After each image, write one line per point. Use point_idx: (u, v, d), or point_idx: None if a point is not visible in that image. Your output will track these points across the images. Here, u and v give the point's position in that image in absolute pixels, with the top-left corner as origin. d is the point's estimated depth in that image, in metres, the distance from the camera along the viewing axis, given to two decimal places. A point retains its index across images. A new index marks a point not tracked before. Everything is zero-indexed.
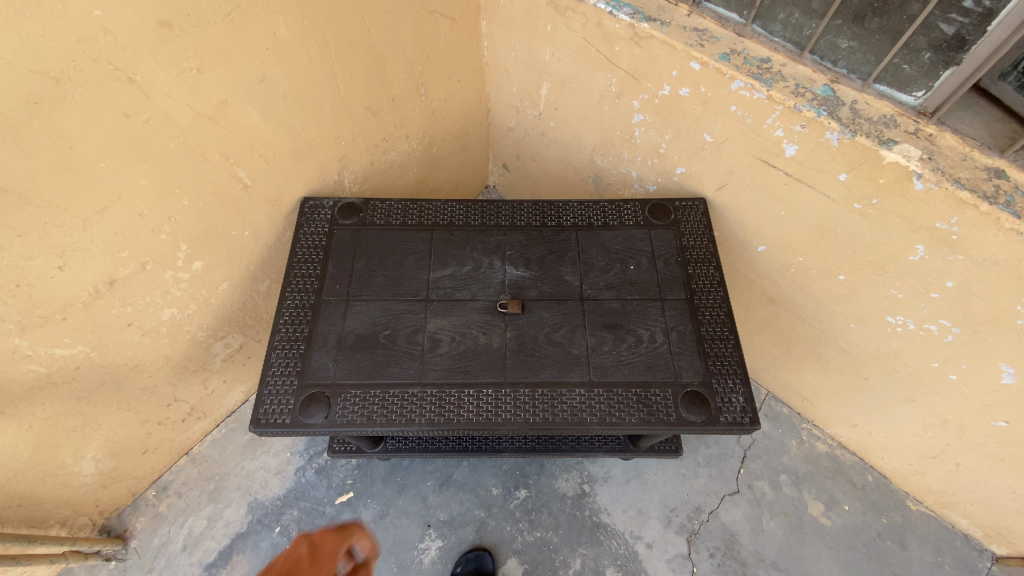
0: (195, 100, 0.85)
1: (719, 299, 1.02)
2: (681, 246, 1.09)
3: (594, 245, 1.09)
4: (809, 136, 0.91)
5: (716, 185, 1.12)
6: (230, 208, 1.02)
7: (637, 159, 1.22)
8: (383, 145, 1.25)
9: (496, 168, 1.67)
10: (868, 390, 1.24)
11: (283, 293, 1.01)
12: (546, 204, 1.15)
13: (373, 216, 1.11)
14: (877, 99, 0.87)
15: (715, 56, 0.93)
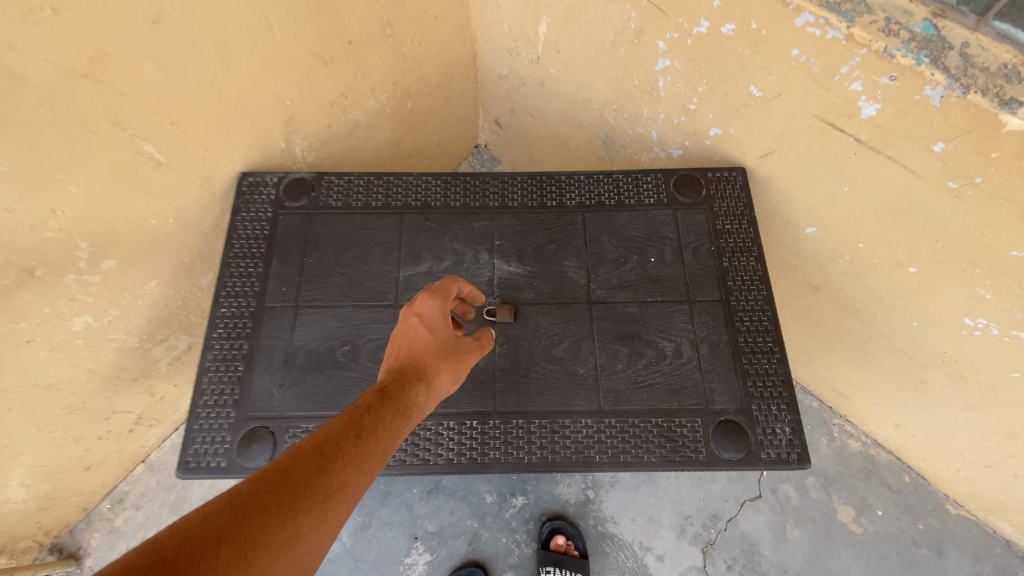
0: (60, 51, 0.62)
1: (761, 300, 0.82)
2: (714, 231, 0.87)
3: (604, 231, 0.88)
4: (898, 91, 0.68)
5: (759, 151, 0.90)
6: (139, 191, 0.80)
7: (659, 117, 0.98)
8: (343, 101, 1.00)
9: (487, 124, 1.42)
10: (923, 393, 1.06)
11: (216, 300, 0.81)
12: (546, 177, 0.92)
13: (328, 196, 0.89)
14: (997, 42, 0.62)
15: None
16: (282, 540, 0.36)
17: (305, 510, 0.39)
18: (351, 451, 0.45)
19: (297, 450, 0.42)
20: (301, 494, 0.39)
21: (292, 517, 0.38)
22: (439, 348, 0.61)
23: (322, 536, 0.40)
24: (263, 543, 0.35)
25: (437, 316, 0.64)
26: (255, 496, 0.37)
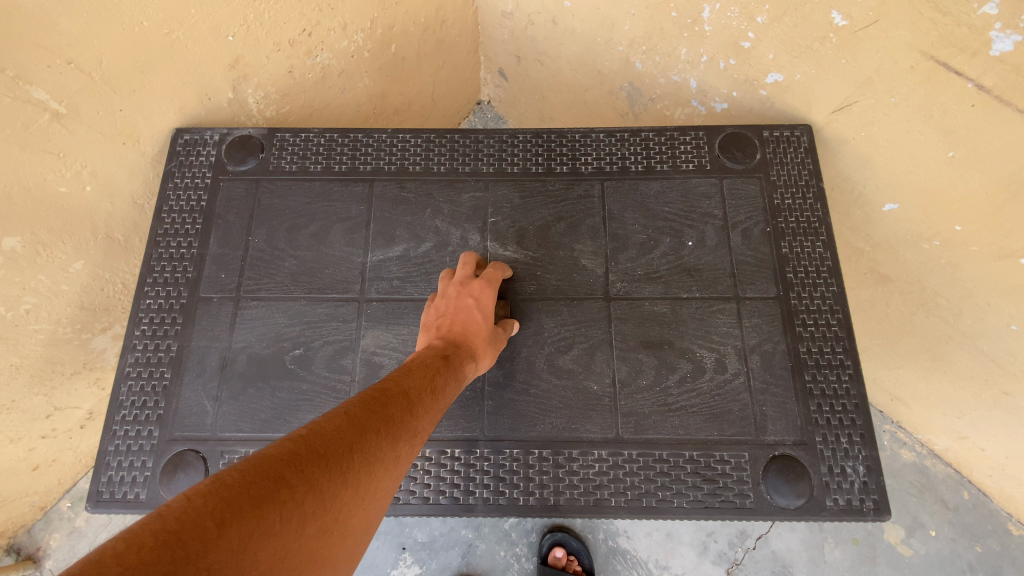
0: None
1: (830, 299, 0.64)
2: (770, 208, 0.68)
3: (627, 206, 0.70)
4: None
5: (834, 103, 0.70)
6: (40, 149, 0.64)
7: (702, 61, 0.78)
8: (306, 38, 0.79)
9: (491, 75, 1.20)
10: (1003, 407, 0.86)
11: (139, 289, 0.65)
12: (554, 136, 0.73)
13: (281, 158, 0.72)
14: None
15: None
16: (392, 464, 0.37)
17: (404, 445, 0.40)
18: (430, 401, 0.46)
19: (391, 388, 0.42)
20: (401, 430, 0.40)
21: (394, 443, 0.39)
22: (488, 329, 0.58)
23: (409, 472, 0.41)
24: (377, 461, 0.36)
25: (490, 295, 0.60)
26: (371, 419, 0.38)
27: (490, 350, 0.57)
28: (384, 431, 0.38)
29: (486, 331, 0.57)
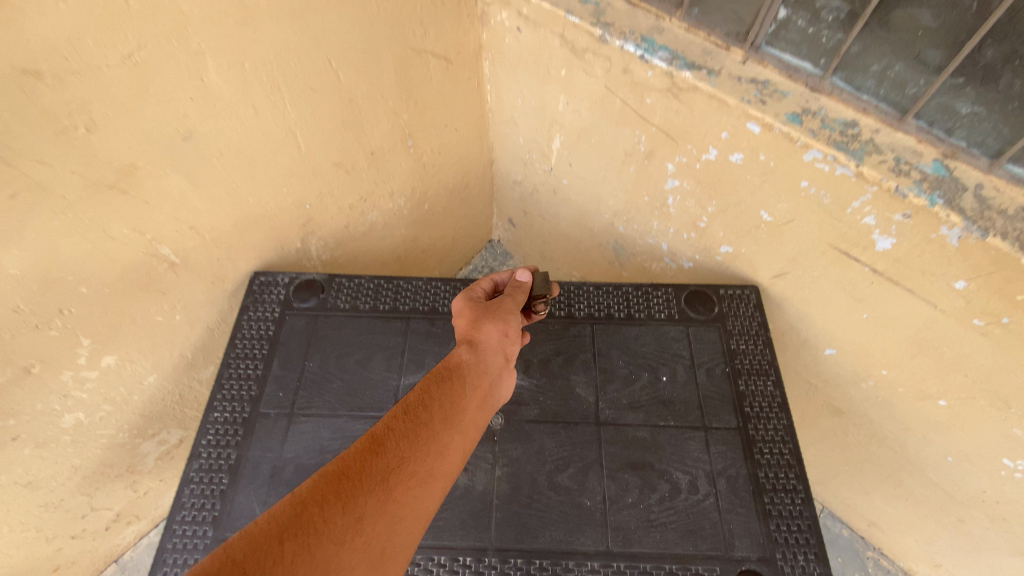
0: (87, 167, 0.64)
1: (781, 429, 0.78)
2: (728, 351, 0.85)
3: (614, 346, 0.86)
4: (912, 229, 0.67)
5: (772, 271, 0.89)
6: (150, 291, 0.81)
7: (670, 231, 0.99)
8: (360, 204, 1.02)
9: (501, 222, 1.44)
10: (964, 533, 0.95)
11: (210, 403, 0.79)
12: (555, 287, 0.92)
13: (337, 298, 0.90)
14: (1010, 185, 0.64)
15: (782, 117, 0.70)
16: (340, 534, 0.43)
17: (362, 501, 0.46)
18: (402, 440, 0.51)
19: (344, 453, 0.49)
20: (353, 493, 0.46)
21: (348, 507, 0.45)
22: (467, 317, 0.67)
23: (389, 520, 0.46)
24: (323, 533, 0.42)
25: (464, 305, 0.70)
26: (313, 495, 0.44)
27: (481, 322, 0.66)
28: (329, 501, 0.44)
29: (464, 320, 0.67)
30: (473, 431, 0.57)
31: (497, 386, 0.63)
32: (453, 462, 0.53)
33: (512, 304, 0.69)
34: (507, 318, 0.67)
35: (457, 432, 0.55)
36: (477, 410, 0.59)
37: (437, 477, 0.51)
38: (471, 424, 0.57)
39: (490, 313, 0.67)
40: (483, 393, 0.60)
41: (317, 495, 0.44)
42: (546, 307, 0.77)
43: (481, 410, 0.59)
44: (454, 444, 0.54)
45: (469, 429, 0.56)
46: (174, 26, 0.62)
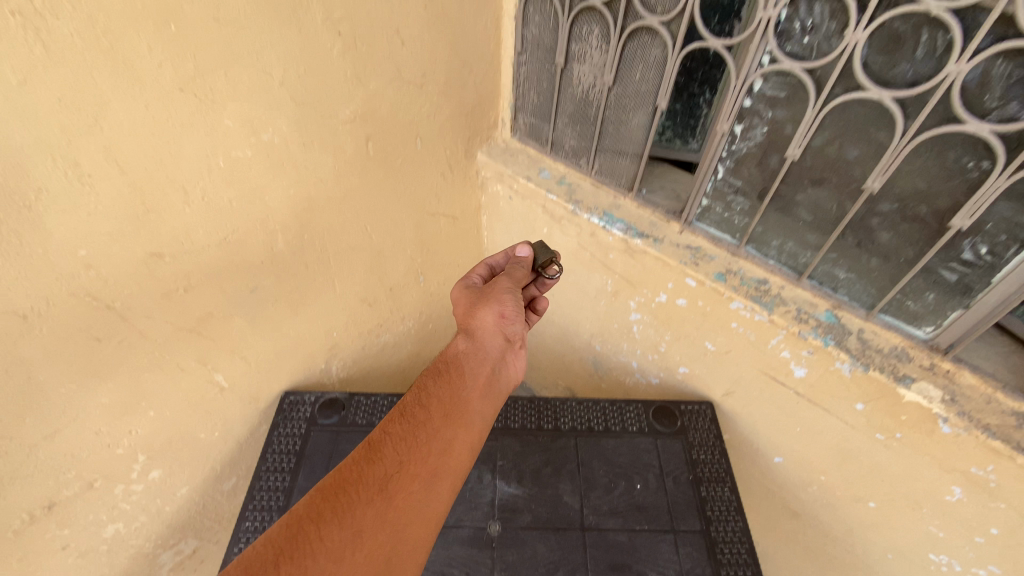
0: (178, 316, 0.82)
1: (739, 530, 0.91)
2: (691, 460, 1.00)
3: (595, 457, 1.00)
4: (818, 363, 0.87)
5: (722, 389, 1.07)
6: (201, 410, 0.95)
7: (637, 352, 1.20)
8: (376, 329, 1.22)
9: None
10: None
11: (243, 514, 0.91)
12: (543, 404, 1.08)
13: (356, 414, 1.05)
14: (883, 330, 0.84)
15: (710, 276, 0.94)
16: (333, 547, 0.49)
17: (357, 515, 0.52)
18: (395, 447, 0.58)
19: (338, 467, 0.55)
20: (347, 510, 0.52)
21: (343, 521, 0.51)
22: (465, 310, 0.76)
23: (388, 530, 0.52)
24: (317, 549, 0.49)
25: (465, 298, 0.79)
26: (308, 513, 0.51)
27: (476, 311, 0.74)
28: (324, 518, 0.50)
29: (463, 314, 0.76)
30: (474, 424, 0.63)
31: (501, 364, 0.72)
32: (456, 457, 0.60)
33: (505, 288, 0.77)
34: (501, 300, 0.75)
35: (457, 423, 0.62)
36: (481, 391, 0.67)
37: (439, 475, 0.58)
38: (469, 416, 0.63)
39: (482, 300, 0.76)
40: (484, 376, 0.68)
41: (313, 513, 0.51)
42: (561, 266, 0.85)
43: (484, 395, 0.66)
44: (452, 441, 0.61)
45: (467, 421, 0.63)
46: (260, 217, 0.84)
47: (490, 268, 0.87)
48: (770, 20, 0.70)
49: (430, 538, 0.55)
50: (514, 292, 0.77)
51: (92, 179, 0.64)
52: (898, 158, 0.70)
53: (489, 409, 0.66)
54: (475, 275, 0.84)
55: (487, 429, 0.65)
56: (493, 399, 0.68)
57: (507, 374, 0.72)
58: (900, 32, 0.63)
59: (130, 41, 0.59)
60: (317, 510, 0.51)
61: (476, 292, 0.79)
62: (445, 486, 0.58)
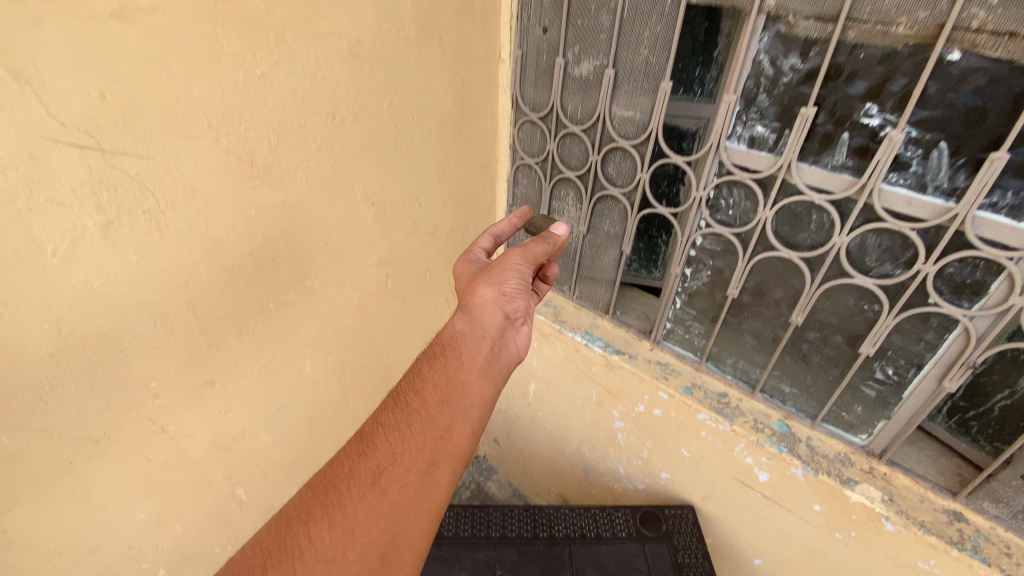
0: (216, 434, 0.94)
1: None
2: (677, 564, 1.07)
3: (588, 562, 1.08)
4: (777, 467, 1.01)
5: (700, 493, 1.18)
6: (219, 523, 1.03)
7: (622, 458, 1.32)
8: None
9: (486, 440, 1.80)
10: None
11: None
12: (537, 511, 1.18)
13: None
14: (828, 437, 0.98)
15: (679, 389, 1.11)
16: (327, 536, 0.59)
17: (351, 510, 0.61)
18: (387, 440, 0.68)
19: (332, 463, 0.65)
20: (343, 503, 0.62)
21: (336, 515, 0.60)
22: (466, 286, 0.87)
23: (382, 523, 0.62)
24: (312, 542, 0.58)
25: (470, 270, 0.90)
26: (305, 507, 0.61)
27: (478, 287, 0.85)
28: (313, 519, 0.60)
29: (467, 286, 0.87)
30: (468, 409, 0.74)
31: (501, 339, 0.84)
32: (451, 444, 0.70)
33: (508, 263, 0.86)
34: (501, 279, 0.85)
35: (449, 409, 0.72)
36: (478, 371, 0.78)
37: (434, 463, 0.68)
38: (460, 404, 0.74)
39: (482, 279, 0.86)
40: (481, 355, 0.80)
41: (309, 508, 0.61)
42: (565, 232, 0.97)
43: (479, 378, 0.78)
44: (446, 428, 0.71)
45: (461, 405, 0.74)
46: (296, 345, 1.01)
47: (494, 237, 0.95)
48: (702, 198, 0.94)
49: (427, 524, 0.65)
50: (520, 268, 0.86)
51: (171, 323, 0.79)
52: (812, 299, 0.89)
53: (486, 387, 0.78)
54: (479, 249, 0.94)
55: (482, 411, 0.76)
56: (491, 377, 0.79)
57: (506, 352, 0.84)
58: (797, 210, 0.85)
59: (221, 222, 0.79)
60: (311, 509, 0.61)
61: (479, 266, 0.90)
62: (440, 473, 0.68)
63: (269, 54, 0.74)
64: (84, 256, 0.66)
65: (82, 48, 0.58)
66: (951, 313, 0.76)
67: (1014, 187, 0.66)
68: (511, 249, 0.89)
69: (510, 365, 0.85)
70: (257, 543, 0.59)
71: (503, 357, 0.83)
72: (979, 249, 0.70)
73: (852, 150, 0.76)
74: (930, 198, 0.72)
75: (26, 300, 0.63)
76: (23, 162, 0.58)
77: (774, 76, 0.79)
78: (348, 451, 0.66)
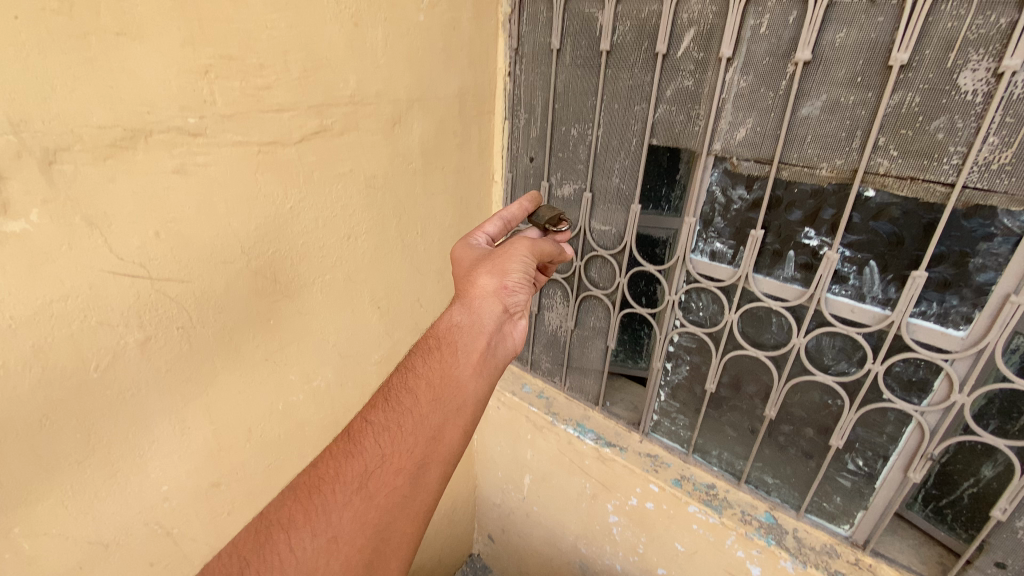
0: (217, 536, 0.96)
1: None
2: None
3: None
4: (767, 560, 1.03)
5: None
6: None
7: (619, 553, 1.32)
8: None
9: (481, 536, 1.78)
10: None
11: None
12: None
13: None
14: (813, 528, 1.02)
15: (669, 481, 1.15)
16: (308, 545, 0.58)
17: (336, 517, 0.60)
18: (376, 441, 0.66)
19: (316, 465, 0.63)
20: (327, 510, 0.60)
21: (318, 522, 0.59)
22: (467, 273, 0.84)
23: (369, 531, 0.61)
24: (292, 552, 0.57)
25: (472, 254, 0.88)
26: (286, 514, 0.59)
27: (479, 275, 0.83)
28: (296, 525, 0.58)
29: (468, 272, 0.84)
30: (461, 409, 0.73)
31: (498, 332, 0.82)
32: (442, 445, 0.69)
33: (512, 256, 0.84)
34: (504, 269, 0.83)
35: (441, 409, 0.71)
36: (473, 368, 0.76)
37: (424, 466, 0.67)
38: (454, 403, 0.72)
39: (483, 269, 0.83)
40: (477, 350, 0.77)
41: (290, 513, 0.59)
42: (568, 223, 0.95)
43: (474, 375, 0.76)
44: (437, 429, 0.69)
45: (455, 404, 0.72)
46: (299, 443, 1.06)
47: (504, 221, 0.95)
48: (675, 301, 1.06)
49: (413, 529, 0.66)
50: (523, 262, 0.85)
51: (189, 427, 0.85)
52: (781, 394, 0.97)
53: (481, 384, 0.76)
54: (480, 236, 0.92)
55: (475, 411, 0.75)
56: (486, 373, 0.78)
57: (503, 346, 0.82)
58: (760, 314, 0.96)
59: (244, 332, 0.88)
60: (293, 516, 0.59)
61: (483, 252, 0.87)
62: (429, 476, 0.67)
63: (298, 191, 0.87)
64: (122, 370, 0.73)
65: (146, 199, 0.69)
66: (904, 408, 0.84)
67: (936, 299, 0.77)
68: (517, 240, 0.88)
69: (506, 357, 0.84)
70: (234, 548, 0.57)
71: (500, 350, 0.82)
72: (917, 351, 0.80)
73: (798, 265, 0.88)
74: (870, 306, 0.83)
75: (66, 412, 0.69)
76: (83, 292, 0.67)
77: (725, 203, 0.93)
78: (335, 448, 0.65)
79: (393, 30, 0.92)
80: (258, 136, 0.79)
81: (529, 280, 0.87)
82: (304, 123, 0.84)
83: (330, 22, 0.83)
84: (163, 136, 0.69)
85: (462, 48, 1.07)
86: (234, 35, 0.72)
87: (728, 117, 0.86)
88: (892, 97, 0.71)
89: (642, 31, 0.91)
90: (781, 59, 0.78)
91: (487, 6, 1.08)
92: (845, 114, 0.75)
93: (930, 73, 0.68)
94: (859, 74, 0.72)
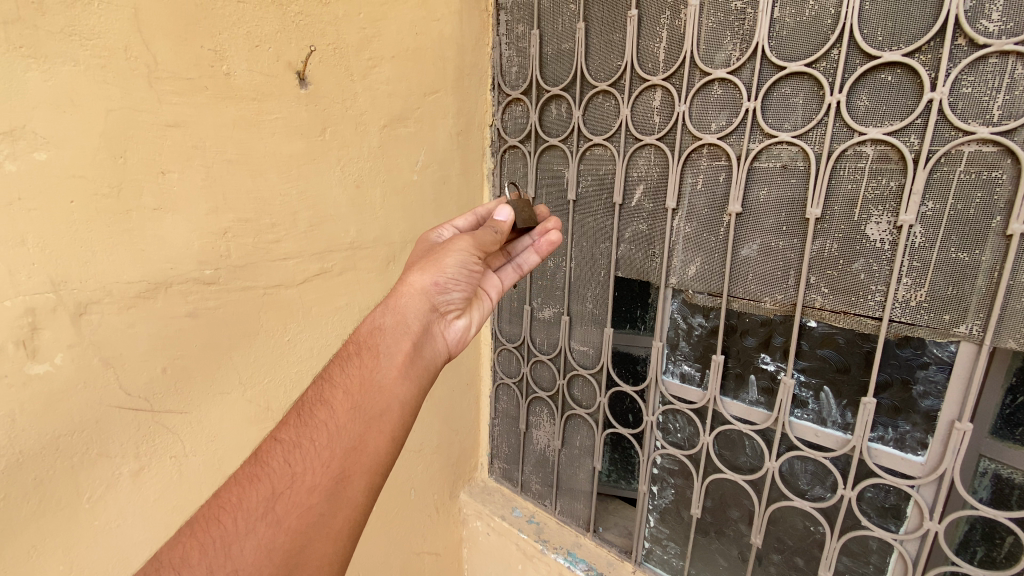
0: None
1: None
2: None
3: None
4: None
5: None
6: None
7: None
8: None
9: None
10: None
11: None
12: None
13: None
14: None
15: None
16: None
17: (238, 549, 0.53)
18: (285, 460, 0.59)
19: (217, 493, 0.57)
20: (227, 542, 0.53)
21: (212, 561, 0.52)
22: (403, 272, 0.83)
23: (276, 560, 0.54)
24: None
25: (416, 255, 0.88)
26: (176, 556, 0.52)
27: (411, 275, 0.81)
28: (188, 564, 0.52)
29: (403, 273, 0.82)
30: (386, 413, 0.66)
31: (425, 333, 0.78)
32: (364, 455, 0.62)
33: (445, 254, 0.81)
34: (436, 267, 0.80)
35: (360, 416, 0.64)
36: (397, 370, 0.70)
37: (343, 479, 0.60)
38: (378, 408, 0.66)
39: (416, 266, 0.82)
40: (401, 352, 0.72)
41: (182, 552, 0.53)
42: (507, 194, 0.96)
43: (399, 377, 0.70)
44: (358, 437, 0.63)
45: (377, 410, 0.65)
46: None
47: (478, 218, 0.98)
48: (654, 422, 1.09)
49: (332, 553, 0.58)
50: (461, 256, 0.81)
51: None
52: (763, 521, 0.96)
53: (409, 386, 0.70)
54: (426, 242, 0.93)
55: (405, 414, 0.68)
56: (414, 375, 0.72)
57: (432, 346, 0.79)
58: (732, 436, 0.99)
59: (232, 458, 0.92)
60: (187, 555, 0.53)
61: (423, 253, 0.86)
62: (350, 490, 0.60)
63: (296, 325, 0.97)
64: (112, 499, 0.77)
65: (158, 339, 0.78)
66: (883, 537, 0.83)
67: (889, 424, 0.80)
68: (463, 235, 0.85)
69: (436, 357, 0.79)
70: None
71: (429, 351, 0.78)
72: (882, 477, 0.81)
73: (760, 389, 0.93)
74: (831, 430, 0.86)
75: (49, 542, 0.72)
76: (89, 426, 0.73)
77: (687, 329, 1.01)
78: (240, 470, 0.59)
79: (390, 188, 1.09)
80: (265, 280, 0.91)
81: (470, 276, 0.84)
82: (306, 268, 0.97)
83: (336, 186, 0.99)
84: (181, 287, 0.80)
85: (451, 196, 1.23)
86: (252, 203, 0.87)
87: (680, 256, 0.97)
88: (815, 244, 0.81)
89: (602, 184, 1.06)
90: (717, 210, 0.90)
91: (474, 162, 1.27)
92: (778, 256, 0.85)
93: (841, 224, 0.78)
94: (783, 224, 0.84)
